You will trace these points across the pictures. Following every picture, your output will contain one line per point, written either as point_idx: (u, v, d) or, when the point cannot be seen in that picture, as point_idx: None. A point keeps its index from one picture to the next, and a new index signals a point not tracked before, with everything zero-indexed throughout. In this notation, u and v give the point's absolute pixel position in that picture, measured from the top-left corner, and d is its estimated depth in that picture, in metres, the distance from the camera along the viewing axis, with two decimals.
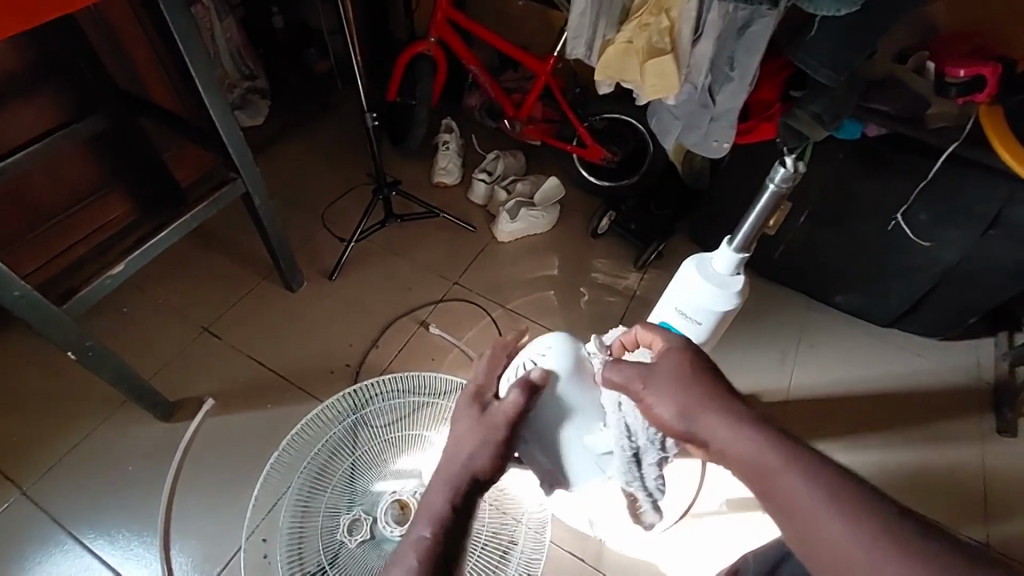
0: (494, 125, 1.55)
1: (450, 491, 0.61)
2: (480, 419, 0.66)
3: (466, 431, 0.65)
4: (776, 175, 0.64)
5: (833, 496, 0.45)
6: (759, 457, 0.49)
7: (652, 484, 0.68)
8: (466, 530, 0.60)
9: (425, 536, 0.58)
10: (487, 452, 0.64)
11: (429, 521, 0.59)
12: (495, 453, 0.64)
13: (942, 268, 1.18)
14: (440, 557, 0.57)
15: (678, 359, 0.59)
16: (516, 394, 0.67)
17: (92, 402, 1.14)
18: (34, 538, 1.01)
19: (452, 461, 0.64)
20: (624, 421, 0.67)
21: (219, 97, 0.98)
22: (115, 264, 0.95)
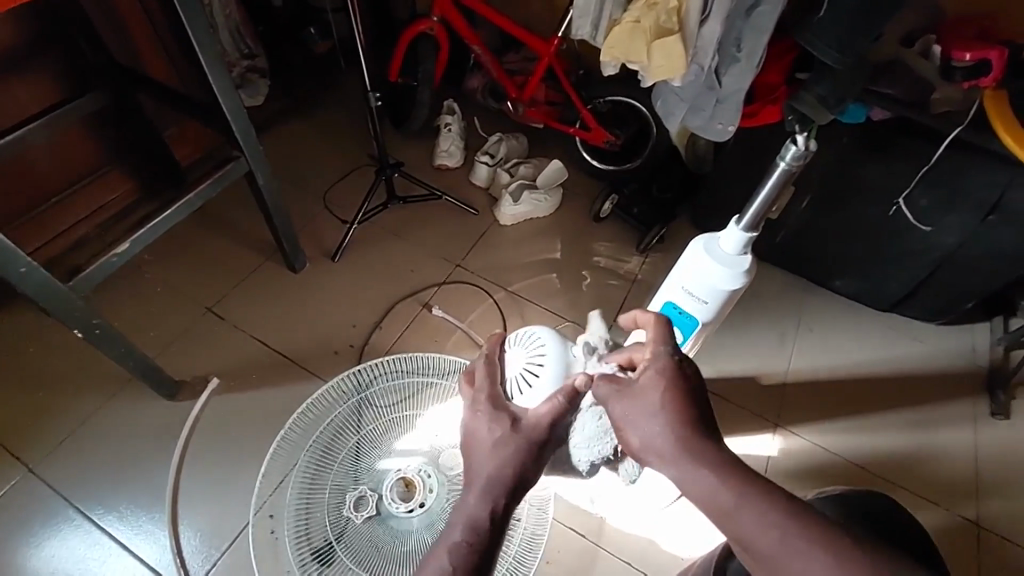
0: (497, 106, 1.54)
1: (485, 494, 0.62)
2: (513, 427, 0.67)
3: (501, 440, 0.65)
4: (788, 153, 0.65)
5: (786, 534, 0.50)
6: (730, 501, 0.52)
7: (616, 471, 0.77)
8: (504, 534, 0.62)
9: (461, 543, 0.59)
10: (522, 463, 0.64)
11: (465, 528, 0.60)
12: (529, 464, 0.65)
13: (942, 254, 1.19)
14: (476, 565, 0.58)
15: (660, 385, 0.59)
16: (560, 399, 0.68)
17: (96, 381, 1.14)
18: (43, 514, 1.02)
19: (487, 469, 0.63)
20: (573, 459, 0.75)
21: (223, 75, 0.97)
22: (119, 243, 0.95)
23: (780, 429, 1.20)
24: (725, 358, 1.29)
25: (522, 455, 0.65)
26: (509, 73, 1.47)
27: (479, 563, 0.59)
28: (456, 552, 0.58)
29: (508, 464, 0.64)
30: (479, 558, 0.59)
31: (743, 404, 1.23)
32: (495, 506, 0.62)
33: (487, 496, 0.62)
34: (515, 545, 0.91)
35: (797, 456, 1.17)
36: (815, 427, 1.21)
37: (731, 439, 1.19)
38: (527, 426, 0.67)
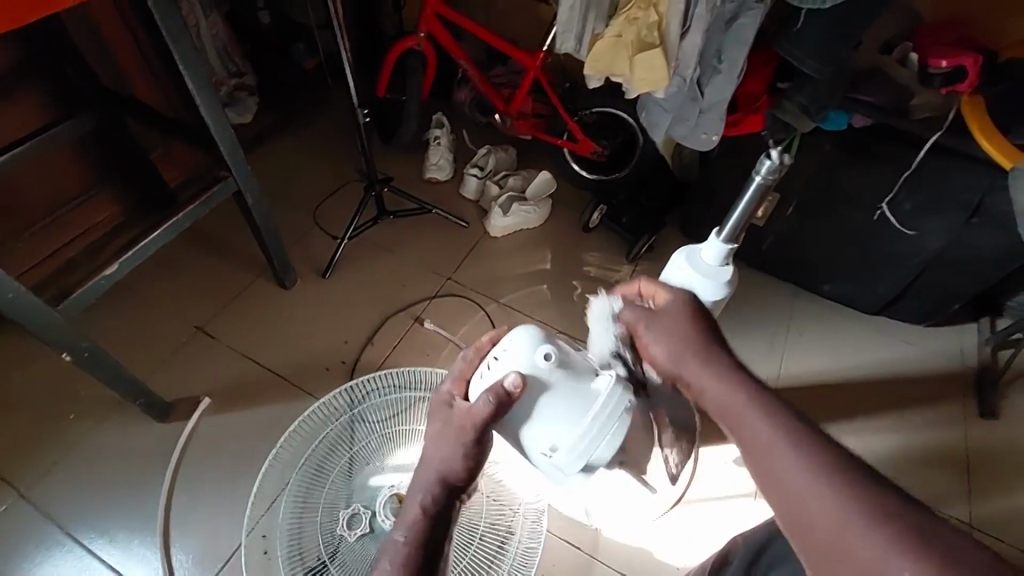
0: (485, 119, 1.54)
1: (425, 493, 0.63)
2: (447, 422, 0.66)
3: (440, 435, 0.65)
4: (762, 167, 0.65)
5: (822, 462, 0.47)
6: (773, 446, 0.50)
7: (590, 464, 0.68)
8: (444, 538, 0.62)
9: (402, 543, 0.60)
10: (453, 465, 0.63)
11: (403, 526, 0.61)
12: (462, 461, 0.63)
13: (926, 257, 1.20)
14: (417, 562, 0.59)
15: (679, 312, 0.68)
16: (488, 400, 0.64)
17: (86, 403, 1.14)
18: (34, 540, 1.01)
19: (426, 476, 0.64)
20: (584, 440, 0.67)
21: (211, 96, 0.98)
22: (109, 264, 0.95)
23: None
24: None
25: (456, 452, 0.63)
26: (496, 86, 1.48)
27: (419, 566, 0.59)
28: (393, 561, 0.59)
29: (438, 467, 0.63)
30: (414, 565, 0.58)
31: None
32: (429, 506, 0.62)
33: (434, 500, 0.62)
34: (509, 561, 0.93)
35: None
36: None
37: (709, 449, 1.16)
38: (456, 420, 0.65)
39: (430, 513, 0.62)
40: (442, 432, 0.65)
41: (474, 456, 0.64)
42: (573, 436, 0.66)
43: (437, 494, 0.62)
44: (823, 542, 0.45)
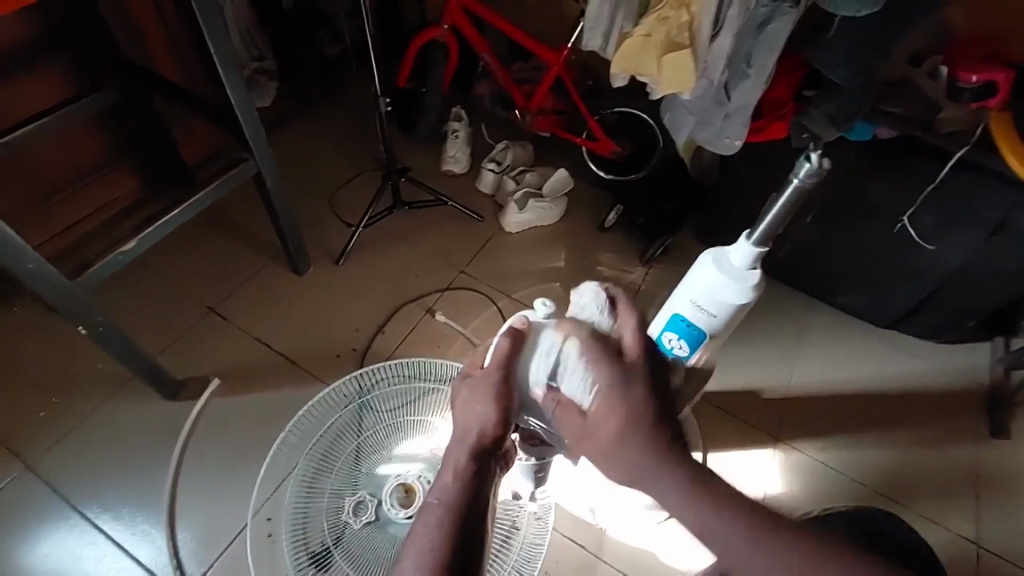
0: (505, 114, 1.54)
1: (457, 462, 0.65)
2: (475, 381, 0.70)
3: (469, 396, 0.69)
4: (800, 169, 0.64)
5: None
6: None
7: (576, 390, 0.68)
8: (476, 501, 0.63)
9: (435, 502, 0.63)
10: (490, 422, 0.67)
11: (436, 491, 0.64)
12: (496, 415, 0.67)
13: (945, 272, 1.19)
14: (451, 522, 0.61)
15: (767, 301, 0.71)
16: (502, 341, 0.70)
17: (97, 379, 1.14)
18: (40, 512, 1.02)
19: (462, 436, 0.67)
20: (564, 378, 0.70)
21: (237, 76, 0.98)
22: (127, 240, 0.95)
23: (781, 444, 1.20)
24: (726, 371, 1.29)
25: (489, 407, 0.68)
26: (518, 81, 1.48)
27: (460, 521, 0.61)
28: (437, 513, 0.62)
29: (474, 423, 0.67)
30: (457, 516, 0.62)
31: (743, 417, 1.23)
32: (461, 470, 0.65)
33: (471, 459, 0.66)
34: (515, 555, 0.92)
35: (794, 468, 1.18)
36: (818, 442, 1.21)
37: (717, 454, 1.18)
38: (484, 376, 0.70)
39: (473, 471, 0.65)
40: (473, 390, 0.69)
41: (507, 415, 0.68)
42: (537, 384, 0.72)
43: (472, 453, 0.65)
44: None
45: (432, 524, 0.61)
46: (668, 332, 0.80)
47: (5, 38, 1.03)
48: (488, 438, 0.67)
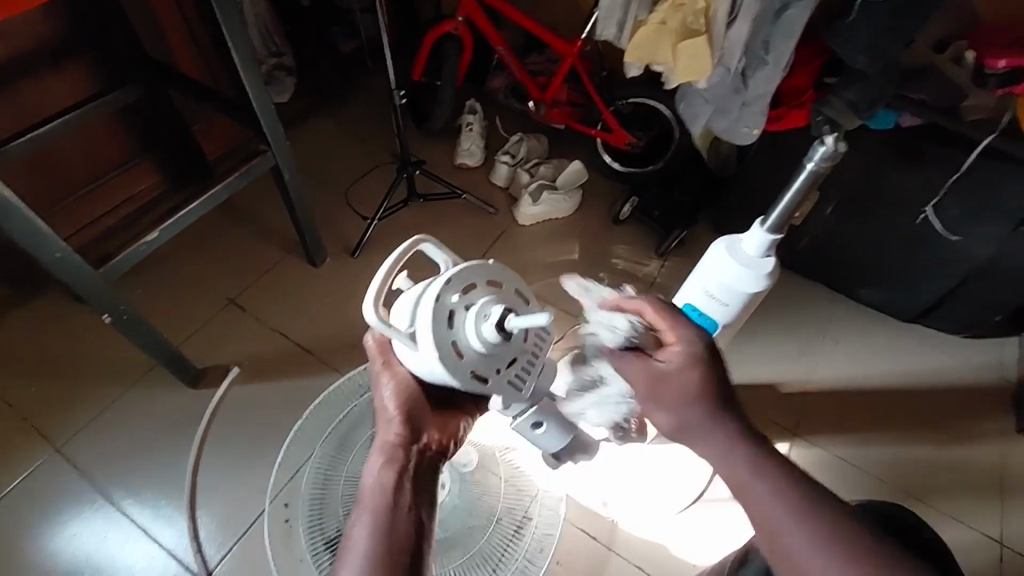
0: (519, 106, 1.54)
1: (375, 466, 0.64)
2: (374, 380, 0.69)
3: (377, 391, 0.68)
4: (816, 153, 0.63)
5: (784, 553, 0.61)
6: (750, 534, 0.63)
7: (496, 319, 0.60)
8: (399, 504, 0.61)
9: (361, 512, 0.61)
10: (391, 425, 0.66)
11: (365, 501, 0.62)
12: (399, 411, 0.66)
13: (971, 265, 1.16)
14: (383, 532, 0.59)
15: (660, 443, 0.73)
16: (369, 344, 0.70)
17: (122, 367, 1.17)
18: (69, 494, 1.05)
19: (376, 444, 0.66)
20: (486, 329, 0.60)
21: (253, 69, 0.99)
22: (149, 232, 0.97)
23: (798, 440, 1.18)
24: (742, 364, 1.27)
25: (390, 395, 0.67)
26: (532, 73, 1.47)
27: (392, 523, 0.60)
28: (363, 521, 0.60)
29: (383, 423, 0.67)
30: (383, 532, 0.59)
31: (760, 411, 1.21)
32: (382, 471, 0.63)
33: (386, 463, 0.63)
34: (525, 546, 0.93)
35: (812, 461, 1.16)
36: (835, 437, 1.19)
37: None
38: (377, 380, 0.69)
39: (392, 472, 0.63)
40: (374, 389, 0.69)
41: (412, 416, 0.67)
42: (480, 352, 0.61)
43: (385, 454, 0.64)
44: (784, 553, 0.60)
45: (363, 537, 0.59)
46: None
47: (31, 35, 1.06)
48: (393, 438, 0.65)
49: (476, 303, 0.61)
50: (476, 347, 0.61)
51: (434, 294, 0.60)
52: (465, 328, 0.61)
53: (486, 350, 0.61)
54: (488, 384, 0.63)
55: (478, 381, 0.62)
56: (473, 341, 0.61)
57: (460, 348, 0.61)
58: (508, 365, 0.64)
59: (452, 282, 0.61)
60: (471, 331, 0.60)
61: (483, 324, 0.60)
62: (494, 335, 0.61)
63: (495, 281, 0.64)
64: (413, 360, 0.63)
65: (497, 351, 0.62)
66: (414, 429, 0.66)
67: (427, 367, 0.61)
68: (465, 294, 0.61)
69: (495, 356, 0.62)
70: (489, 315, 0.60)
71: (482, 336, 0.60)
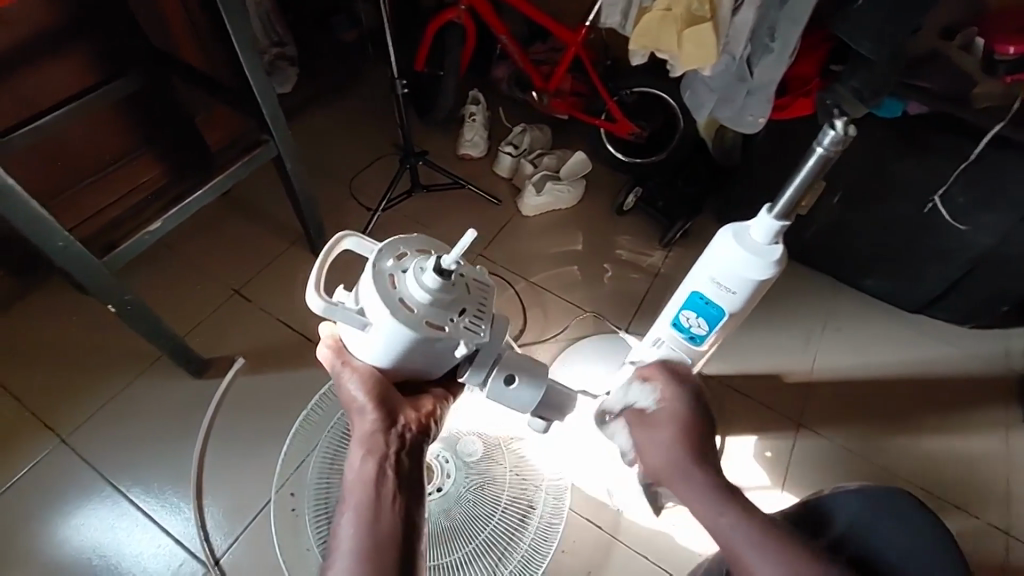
0: (522, 96, 1.52)
1: (357, 461, 0.65)
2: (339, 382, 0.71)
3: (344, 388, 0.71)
4: (824, 138, 0.62)
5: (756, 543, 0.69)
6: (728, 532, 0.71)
7: (432, 266, 0.63)
8: (385, 493, 0.62)
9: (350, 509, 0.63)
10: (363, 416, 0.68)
11: (350, 498, 0.63)
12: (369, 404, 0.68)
13: (978, 254, 1.15)
14: (370, 529, 0.61)
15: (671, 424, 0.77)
16: (325, 352, 0.73)
17: (126, 358, 1.17)
18: (76, 483, 1.06)
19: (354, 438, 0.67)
20: (426, 279, 0.64)
21: (254, 58, 0.98)
22: (152, 221, 0.97)
23: (802, 429, 1.18)
24: (747, 354, 1.27)
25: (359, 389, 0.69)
26: (535, 63, 1.46)
27: (377, 515, 0.62)
28: (348, 515, 0.62)
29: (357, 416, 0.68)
30: (371, 525, 0.61)
31: (765, 402, 1.21)
32: (362, 465, 0.64)
33: (364, 454, 0.65)
34: (531, 534, 0.95)
35: (818, 450, 1.16)
36: (840, 428, 1.19)
37: (737, 438, 1.16)
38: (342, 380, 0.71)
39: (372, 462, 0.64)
40: (340, 389, 0.72)
41: (383, 402, 0.68)
42: (427, 302, 0.65)
43: (361, 446, 0.65)
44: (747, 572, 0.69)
45: (350, 531, 0.61)
46: (686, 310, 0.81)
47: (30, 24, 1.05)
48: (369, 426, 0.66)
49: (410, 263, 0.66)
50: (421, 298, 0.64)
51: (371, 265, 0.65)
52: (408, 287, 0.65)
53: (432, 299, 0.65)
54: (446, 333, 0.66)
55: (434, 329, 0.65)
56: (420, 294, 0.64)
57: (407, 304, 0.65)
58: (459, 314, 0.67)
59: (382, 252, 0.66)
60: (415, 285, 0.64)
61: (421, 275, 0.64)
62: (434, 281, 0.64)
63: (426, 247, 0.68)
64: (369, 338, 0.67)
65: (445, 299, 0.65)
66: (388, 415, 0.68)
67: (383, 335, 0.65)
68: (396, 260, 0.66)
69: (442, 302, 0.65)
70: (424, 265, 0.64)
71: (425, 286, 0.64)
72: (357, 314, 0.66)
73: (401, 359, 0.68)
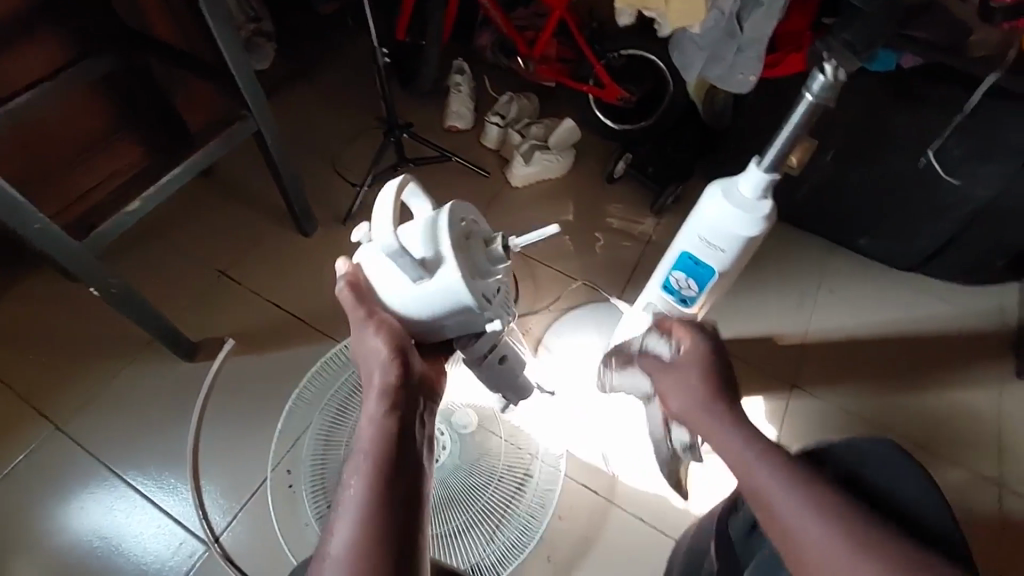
0: (507, 63, 1.48)
1: (375, 414, 0.60)
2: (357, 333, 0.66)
3: (361, 342, 0.65)
4: (814, 83, 0.60)
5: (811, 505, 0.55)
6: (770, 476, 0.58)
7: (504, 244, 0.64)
8: (405, 447, 0.58)
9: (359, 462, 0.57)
10: (384, 367, 0.63)
11: (365, 452, 0.57)
12: (396, 356, 0.63)
13: (973, 208, 1.14)
14: (386, 485, 0.55)
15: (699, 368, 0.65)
16: (341, 292, 0.67)
17: (116, 344, 1.16)
18: (73, 468, 1.06)
19: (370, 390, 0.63)
20: (493, 254, 0.63)
21: (227, 28, 0.95)
22: (132, 201, 0.95)
23: (797, 390, 1.18)
24: (741, 318, 1.26)
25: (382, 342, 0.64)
26: (519, 28, 1.42)
27: (396, 466, 0.56)
28: (360, 465, 0.56)
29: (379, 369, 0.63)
30: (387, 481, 0.55)
31: (759, 365, 1.21)
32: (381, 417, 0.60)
33: (387, 407, 0.60)
34: (528, 501, 0.96)
35: (813, 411, 1.16)
36: (835, 388, 1.19)
37: None
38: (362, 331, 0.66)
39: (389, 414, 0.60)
40: (357, 342, 0.66)
41: (405, 357, 0.64)
42: (488, 274, 0.63)
43: (384, 398, 0.61)
44: (803, 555, 0.53)
45: (362, 484, 0.54)
46: (676, 271, 0.80)
47: None
48: (393, 379, 0.62)
49: (480, 233, 0.64)
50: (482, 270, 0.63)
51: (441, 219, 0.61)
52: (477, 252, 0.62)
53: (490, 273, 0.64)
54: (452, 321, 0.66)
55: (483, 302, 0.64)
56: (482, 266, 0.63)
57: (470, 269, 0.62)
58: (498, 294, 0.67)
59: (453, 211, 0.62)
60: (482, 253, 0.63)
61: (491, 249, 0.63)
62: (500, 257, 0.64)
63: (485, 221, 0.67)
64: (417, 290, 0.62)
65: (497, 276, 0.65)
66: (412, 370, 0.64)
67: (435, 291, 0.62)
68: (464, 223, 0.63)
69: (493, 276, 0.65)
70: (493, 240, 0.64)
71: (492, 257, 0.63)
72: (421, 261, 0.60)
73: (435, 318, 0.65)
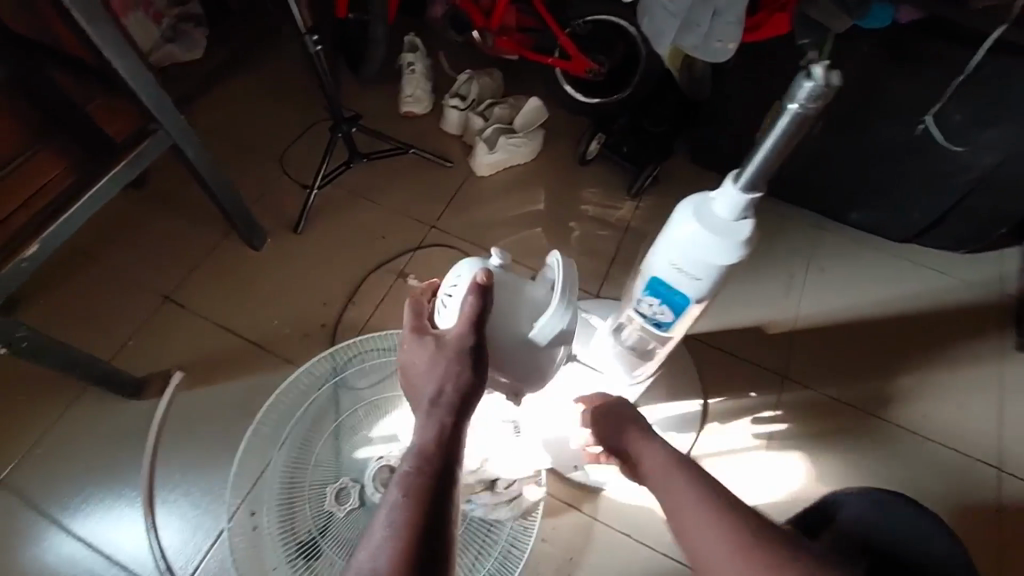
0: (461, 37, 1.32)
1: (432, 420, 0.57)
2: (437, 345, 0.61)
3: (432, 358, 0.60)
4: (800, 91, 0.50)
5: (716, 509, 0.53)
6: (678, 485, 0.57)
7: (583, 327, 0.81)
8: (457, 461, 0.55)
9: (409, 471, 0.52)
10: (459, 374, 0.59)
11: (412, 457, 0.54)
12: (463, 372, 0.59)
13: (974, 175, 1.04)
14: (430, 493, 0.51)
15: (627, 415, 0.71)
16: (471, 300, 0.62)
17: (56, 386, 1.07)
18: (19, 526, 0.98)
19: (425, 398, 0.59)
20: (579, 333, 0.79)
21: (108, 29, 0.82)
22: (28, 245, 0.87)
23: (787, 383, 1.11)
24: (728, 308, 1.18)
25: (453, 360, 0.60)
26: None
27: (450, 477, 0.53)
28: (407, 472, 0.52)
29: (438, 382, 0.59)
30: (435, 491, 0.51)
31: (748, 357, 1.13)
32: (438, 427, 0.56)
33: (445, 418, 0.57)
34: (508, 530, 0.86)
35: (806, 404, 1.10)
36: (828, 377, 1.12)
37: (720, 403, 1.09)
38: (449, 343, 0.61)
39: (447, 423, 0.57)
40: (424, 355, 0.61)
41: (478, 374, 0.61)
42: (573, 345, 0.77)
43: (445, 411, 0.57)
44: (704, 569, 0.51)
45: (400, 492, 0.51)
46: (648, 296, 0.71)
47: None
48: (455, 392, 0.58)
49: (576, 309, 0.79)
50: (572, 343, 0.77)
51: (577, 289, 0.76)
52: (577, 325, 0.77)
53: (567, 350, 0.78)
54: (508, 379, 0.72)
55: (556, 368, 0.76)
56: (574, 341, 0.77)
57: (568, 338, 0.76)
58: None
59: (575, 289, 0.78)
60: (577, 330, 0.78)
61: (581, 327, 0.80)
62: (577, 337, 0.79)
63: None
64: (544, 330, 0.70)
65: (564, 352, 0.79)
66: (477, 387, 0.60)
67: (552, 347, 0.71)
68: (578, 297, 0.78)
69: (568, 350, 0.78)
70: None
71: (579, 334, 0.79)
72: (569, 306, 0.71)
73: (530, 365, 0.72)
